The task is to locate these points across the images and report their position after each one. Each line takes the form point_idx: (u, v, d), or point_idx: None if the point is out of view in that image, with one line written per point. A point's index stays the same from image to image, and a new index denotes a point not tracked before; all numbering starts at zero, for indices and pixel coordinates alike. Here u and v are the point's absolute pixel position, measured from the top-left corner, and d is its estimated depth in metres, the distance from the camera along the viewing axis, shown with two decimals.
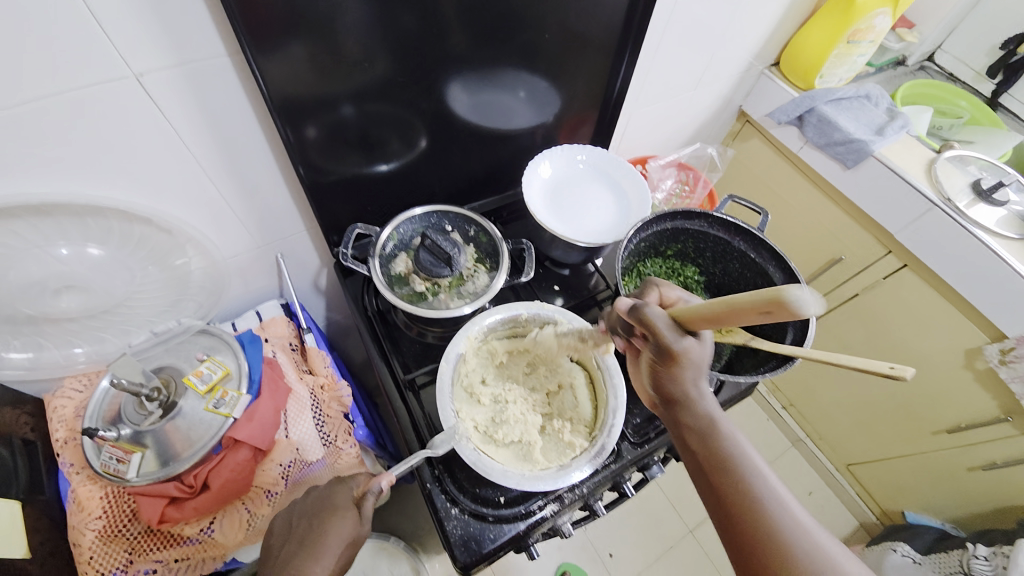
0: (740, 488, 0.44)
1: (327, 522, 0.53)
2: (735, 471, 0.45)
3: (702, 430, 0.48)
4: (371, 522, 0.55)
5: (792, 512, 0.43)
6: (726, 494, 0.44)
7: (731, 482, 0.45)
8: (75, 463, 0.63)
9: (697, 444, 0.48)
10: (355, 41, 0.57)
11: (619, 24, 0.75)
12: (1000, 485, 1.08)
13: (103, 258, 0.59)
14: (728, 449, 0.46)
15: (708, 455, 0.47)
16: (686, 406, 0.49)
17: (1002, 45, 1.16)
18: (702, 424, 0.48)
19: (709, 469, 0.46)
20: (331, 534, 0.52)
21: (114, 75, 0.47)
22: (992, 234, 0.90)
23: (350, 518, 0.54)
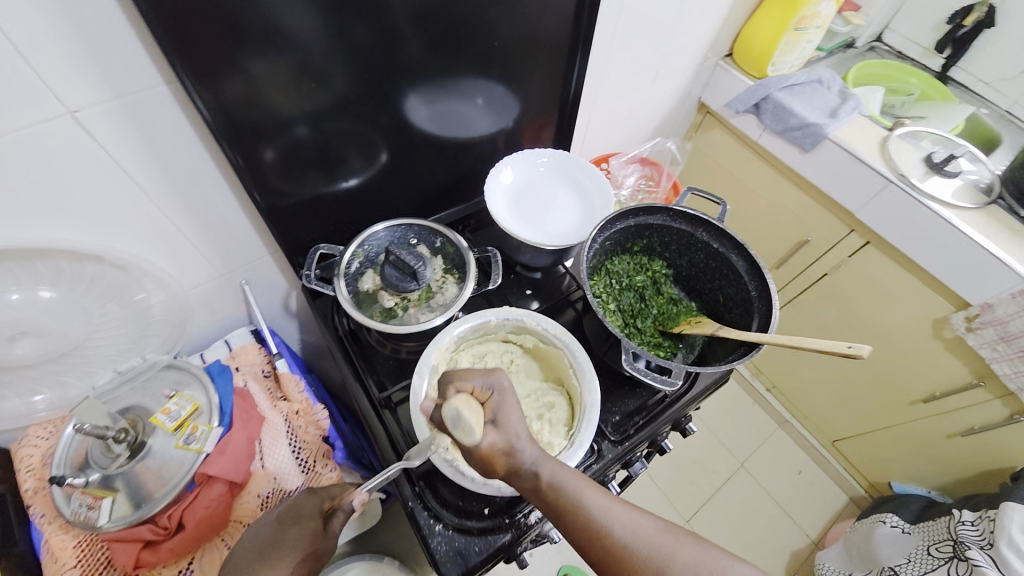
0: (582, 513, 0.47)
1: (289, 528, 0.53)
2: (632, 555, 0.45)
3: (543, 493, 0.48)
4: (336, 539, 0.54)
5: (663, 550, 0.45)
6: (608, 557, 0.45)
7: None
8: (47, 513, 0.61)
9: (565, 513, 0.47)
10: (307, 60, 0.56)
11: (569, 24, 0.75)
12: (978, 449, 1.10)
13: (56, 299, 0.57)
14: (591, 509, 0.47)
15: (563, 513, 0.47)
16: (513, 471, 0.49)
17: (949, 18, 1.18)
18: (531, 486, 0.49)
19: (579, 539, 0.46)
20: (291, 543, 0.51)
21: (46, 114, 0.46)
22: (947, 206, 0.93)
23: (313, 526, 0.53)
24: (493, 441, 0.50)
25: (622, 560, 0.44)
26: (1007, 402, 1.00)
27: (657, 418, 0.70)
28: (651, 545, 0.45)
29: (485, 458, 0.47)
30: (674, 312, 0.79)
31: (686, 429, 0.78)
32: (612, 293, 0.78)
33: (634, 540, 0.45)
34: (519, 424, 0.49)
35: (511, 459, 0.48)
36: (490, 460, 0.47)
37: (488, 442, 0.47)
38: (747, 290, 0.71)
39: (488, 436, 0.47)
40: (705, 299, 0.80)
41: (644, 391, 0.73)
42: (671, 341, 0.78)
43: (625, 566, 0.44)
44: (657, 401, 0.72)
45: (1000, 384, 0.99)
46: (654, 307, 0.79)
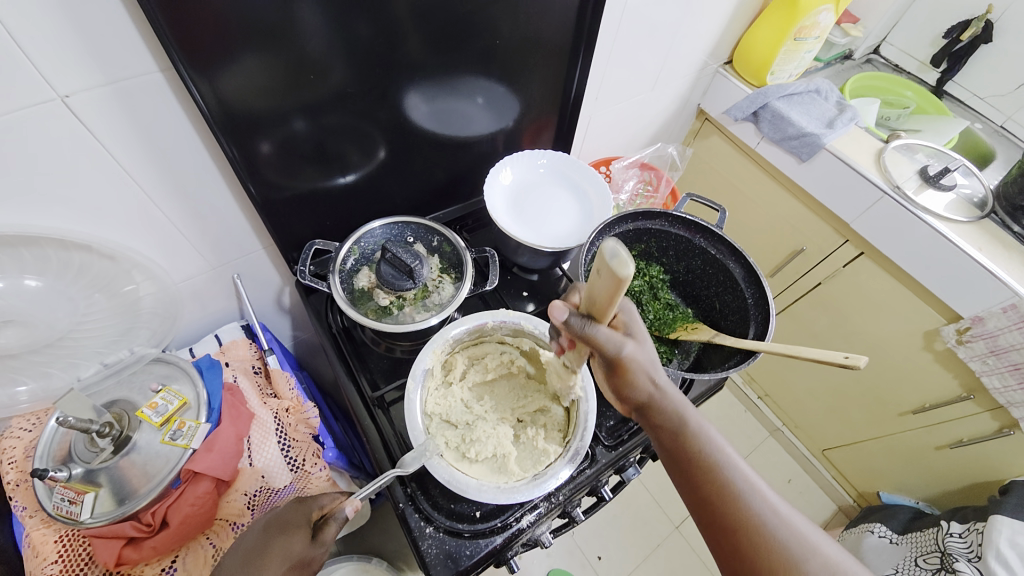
0: (697, 446, 0.49)
1: (274, 543, 0.51)
2: (742, 498, 0.47)
3: (677, 431, 0.50)
4: (327, 548, 0.52)
5: (766, 497, 0.47)
6: (712, 492, 0.48)
7: (738, 520, 0.46)
8: (28, 506, 0.60)
9: (682, 444, 0.50)
10: (306, 52, 0.55)
11: (571, 26, 0.75)
12: (965, 460, 1.11)
13: (42, 289, 0.55)
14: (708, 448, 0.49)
15: (681, 442, 0.50)
16: (652, 402, 0.51)
17: (945, 33, 1.20)
18: (671, 425, 0.51)
19: (693, 471, 0.49)
20: (277, 554, 0.50)
21: (35, 98, 0.45)
22: (941, 219, 0.94)
23: (303, 541, 0.52)
24: (630, 362, 0.49)
25: (728, 498, 0.47)
26: (995, 415, 1.01)
27: None
28: (756, 489, 0.47)
29: (623, 367, 0.49)
30: (671, 318, 0.77)
31: None
32: None
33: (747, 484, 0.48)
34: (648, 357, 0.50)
35: (648, 378, 0.50)
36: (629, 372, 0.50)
37: (628, 351, 0.49)
38: (744, 297, 0.71)
39: (631, 344, 0.49)
40: (701, 306, 0.80)
41: None
42: (667, 347, 0.77)
43: (725, 501, 0.47)
44: None
45: (988, 397, 1.00)
46: (649, 312, 0.78)
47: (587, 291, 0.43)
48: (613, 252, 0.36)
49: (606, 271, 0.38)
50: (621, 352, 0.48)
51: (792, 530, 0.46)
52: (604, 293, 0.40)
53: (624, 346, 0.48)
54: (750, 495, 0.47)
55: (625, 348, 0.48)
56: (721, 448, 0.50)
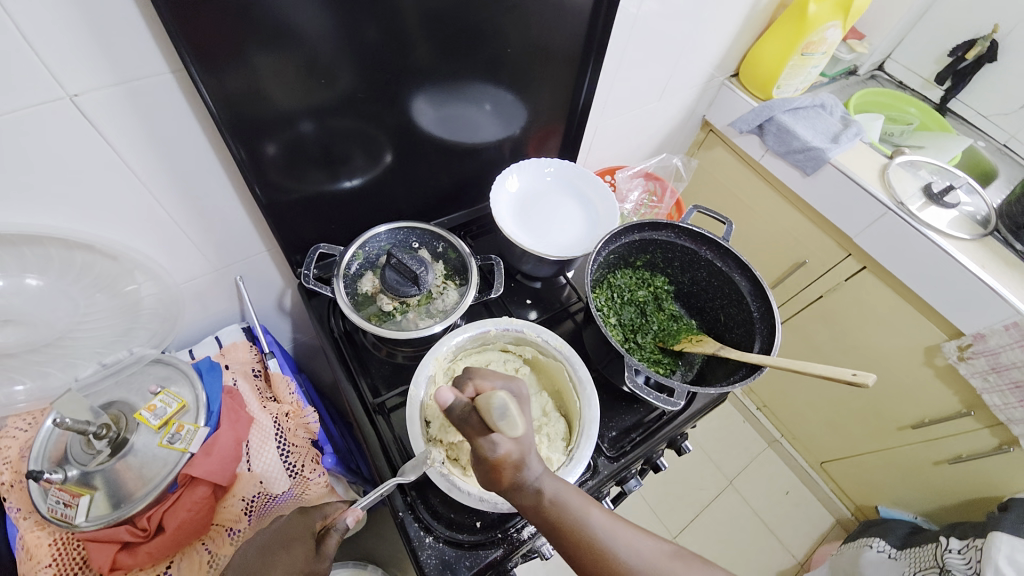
0: (570, 524, 0.45)
1: (280, 552, 0.50)
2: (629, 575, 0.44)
3: (564, 519, 0.45)
4: (330, 561, 0.51)
5: (661, 568, 0.45)
6: (598, 571, 0.44)
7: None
8: (22, 508, 0.59)
9: (560, 528, 0.45)
10: (315, 55, 0.55)
11: (581, 36, 0.75)
12: (965, 477, 1.11)
13: (44, 287, 0.55)
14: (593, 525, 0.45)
15: (564, 534, 0.45)
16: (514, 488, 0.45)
17: (951, 52, 1.21)
18: (555, 516, 0.45)
19: (573, 553, 0.45)
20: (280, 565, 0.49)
21: (45, 97, 0.44)
22: (944, 236, 0.94)
23: (309, 549, 0.51)
24: (507, 461, 0.42)
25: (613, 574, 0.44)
26: (994, 432, 1.01)
27: (654, 435, 0.70)
28: (644, 560, 0.45)
29: (499, 466, 0.42)
30: (676, 329, 0.78)
31: (681, 447, 0.77)
32: (613, 307, 0.77)
33: (631, 555, 0.45)
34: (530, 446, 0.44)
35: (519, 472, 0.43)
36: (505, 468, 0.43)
37: (503, 451, 0.42)
38: (749, 310, 0.71)
39: (506, 442, 0.42)
40: (705, 318, 0.80)
41: (642, 407, 0.72)
42: (670, 358, 0.77)
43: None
44: (654, 417, 0.71)
45: (988, 414, 1.01)
46: (655, 322, 0.79)
47: (480, 410, 0.42)
48: (502, 412, 0.41)
49: (496, 422, 0.41)
50: (496, 453, 0.42)
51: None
52: (485, 447, 0.41)
53: (499, 446, 0.42)
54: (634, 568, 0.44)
55: (501, 448, 0.42)
56: (598, 522, 0.46)
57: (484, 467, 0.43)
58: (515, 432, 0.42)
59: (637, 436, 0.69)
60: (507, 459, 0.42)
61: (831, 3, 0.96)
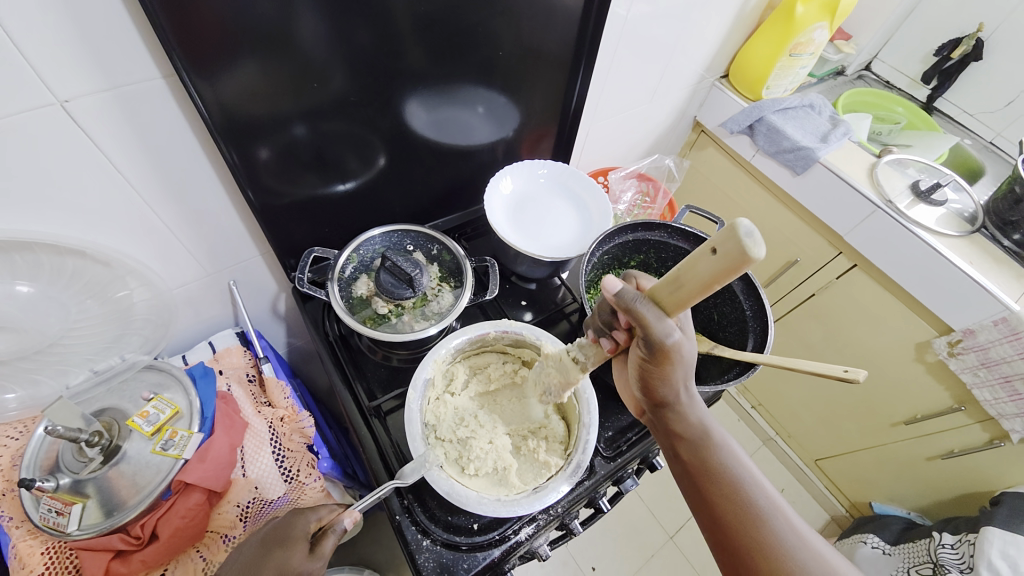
0: (716, 458, 0.49)
1: (273, 555, 0.50)
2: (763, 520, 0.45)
3: (697, 441, 0.51)
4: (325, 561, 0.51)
5: (787, 517, 0.46)
6: (730, 512, 0.46)
7: (754, 538, 0.45)
8: (14, 516, 0.58)
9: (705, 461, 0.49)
10: (307, 59, 0.55)
11: (572, 39, 0.76)
12: (958, 471, 1.12)
13: (34, 294, 0.54)
14: (735, 472, 0.48)
15: (705, 463, 0.49)
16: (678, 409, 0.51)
17: (935, 52, 1.23)
18: (695, 434, 0.51)
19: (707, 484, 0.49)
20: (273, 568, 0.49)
21: (35, 102, 0.44)
22: (933, 232, 0.95)
23: (299, 553, 0.50)
24: (676, 349, 0.45)
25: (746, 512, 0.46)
26: (986, 427, 1.02)
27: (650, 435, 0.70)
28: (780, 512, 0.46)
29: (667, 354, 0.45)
30: None
31: None
32: None
33: (772, 507, 0.46)
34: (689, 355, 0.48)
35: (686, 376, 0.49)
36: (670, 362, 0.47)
37: (676, 339, 0.45)
38: (742, 308, 0.72)
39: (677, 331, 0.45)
40: (699, 317, 0.80)
41: None
42: None
43: (744, 526, 0.45)
44: None
45: (979, 409, 1.01)
46: None
47: (675, 273, 0.39)
48: (749, 231, 0.32)
49: (727, 249, 0.34)
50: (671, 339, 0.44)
51: (812, 551, 0.44)
52: (705, 276, 0.36)
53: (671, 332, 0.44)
54: (772, 518, 0.46)
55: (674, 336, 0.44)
56: (747, 471, 0.49)
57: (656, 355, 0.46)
58: (757, 258, 0.32)
59: (633, 436, 0.69)
60: (676, 351, 0.45)
61: (817, 6, 0.97)
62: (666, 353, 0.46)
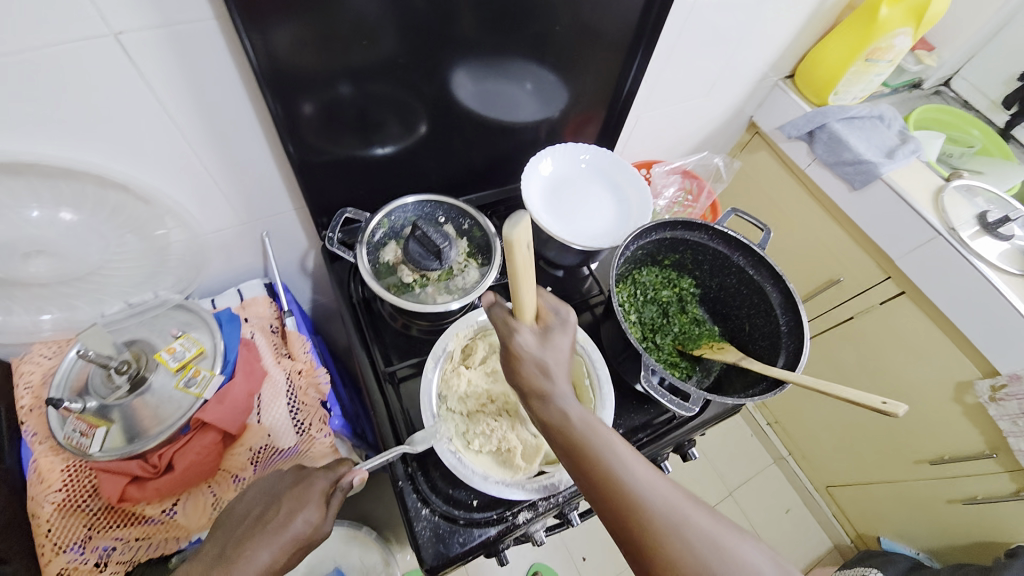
0: (577, 440, 0.42)
1: (289, 512, 0.49)
2: (645, 506, 0.40)
3: (566, 426, 0.43)
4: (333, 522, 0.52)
5: (682, 514, 0.40)
6: (620, 504, 0.40)
7: (641, 528, 0.39)
8: (39, 433, 0.61)
9: (585, 454, 0.42)
10: (356, 16, 0.54)
11: (633, 21, 0.72)
12: (979, 520, 1.07)
13: (76, 224, 0.56)
14: (613, 452, 0.42)
15: (579, 453, 0.42)
16: (560, 419, 0.43)
17: (1019, 77, 1.13)
18: (556, 420, 0.44)
19: (584, 471, 0.42)
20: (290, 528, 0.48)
21: (92, 32, 0.45)
22: (993, 267, 0.89)
23: (316, 513, 0.50)
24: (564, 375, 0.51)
25: (625, 500, 0.40)
26: (1015, 477, 0.97)
27: (661, 439, 0.69)
28: (671, 505, 0.40)
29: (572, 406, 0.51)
30: (697, 334, 0.76)
31: (688, 454, 0.75)
32: (635, 304, 0.77)
33: (640, 490, 0.40)
34: (553, 356, 0.45)
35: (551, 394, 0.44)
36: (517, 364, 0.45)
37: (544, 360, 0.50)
38: (777, 323, 0.69)
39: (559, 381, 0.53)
40: (729, 325, 0.78)
41: (653, 408, 0.71)
42: (688, 363, 0.75)
43: (630, 516, 0.40)
44: (664, 420, 0.70)
45: (1012, 459, 0.96)
46: (676, 324, 0.77)
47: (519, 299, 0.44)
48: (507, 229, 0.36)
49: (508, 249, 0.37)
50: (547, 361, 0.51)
51: (689, 537, 0.39)
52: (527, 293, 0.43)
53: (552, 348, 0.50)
54: (653, 505, 0.40)
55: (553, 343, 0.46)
56: (613, 448, 0.42)
57: (508, 357, 0.47)
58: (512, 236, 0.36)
59: (644, 437, 0.69)
60: (524, 348, 0.45)
61: (904, 10, 0.90)
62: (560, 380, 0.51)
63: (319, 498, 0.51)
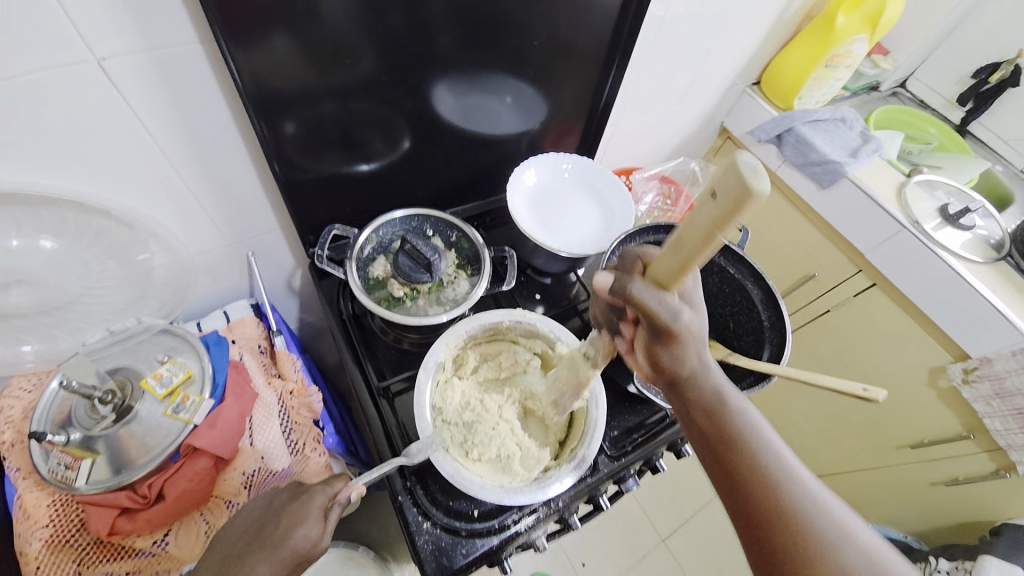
0: (733, 428, 0.42)
1: (282, 532, 0.48)
2: (791, 503, 0.39)
3: (712, 409, 0.43)
4: (332, 536, 0.51)
5: (839, 526, 0.38)
6: (774, 516, 0.39)
7: (790, 537, 0.38)
8: (22, 468, 0.59)
9: (731, 451, 0.42)
10: (337, 36, 0.55)
11: (606, 36, 0.75)
12: (962, 500, 1.10)
13: (57, 251, 0.55)
14: (761, 453, 0.41)
15: (721, 444, 0.42)
16: (693, 382, 0.44)
17: (974, 74, 1.20)
18: (708, 399, 0.44)
19: (730, 463, 0.42)
20: (286, 546, 0.48)
21: (74, 59, 0.44)
22: (957, 256, 0.94)
23: (313, 529, 0.49)
24: (685, 334, 0.41)
25: (770, 496, 0.39)
26: (992, 457, 1.01)
27: (655, 438, 0.69)
28: (830, 518, 0.38)
29: (657, 351, 0.44)
30: None
31: (682, 451, 0.76)
32: None
33: (800, 497, 0.39)
34: (700, 335, 0.42)
35: (680, 364, 0.43)
36: (665, 347, 0.42)
37: (684, 321, 0.40)
38: (759, 318, 0.71)
39: (681, 315, 0.41)
40: (714, 323, 0.80)
41: (644, 408, 0.72)
42: None
43: (775, 523, 0.39)
44: (657, 419, 0.71)
45: (988, 438, 1.00)
46: None
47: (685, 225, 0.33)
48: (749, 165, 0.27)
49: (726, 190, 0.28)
50: (675, 322, 0.40)
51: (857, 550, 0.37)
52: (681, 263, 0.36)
53: (680, 315, 0.40)
54: (807, 512, 0.39)
55: (682, 317, 0.40)
56: (771, 450, 0.41)
57: (651, 343, 0.44)
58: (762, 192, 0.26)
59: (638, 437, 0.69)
60: (683, 330, 0.41)
61: (859, 17, 0.95)
62: (674, 335, 0.41)
63: (316, 513, 0.50)
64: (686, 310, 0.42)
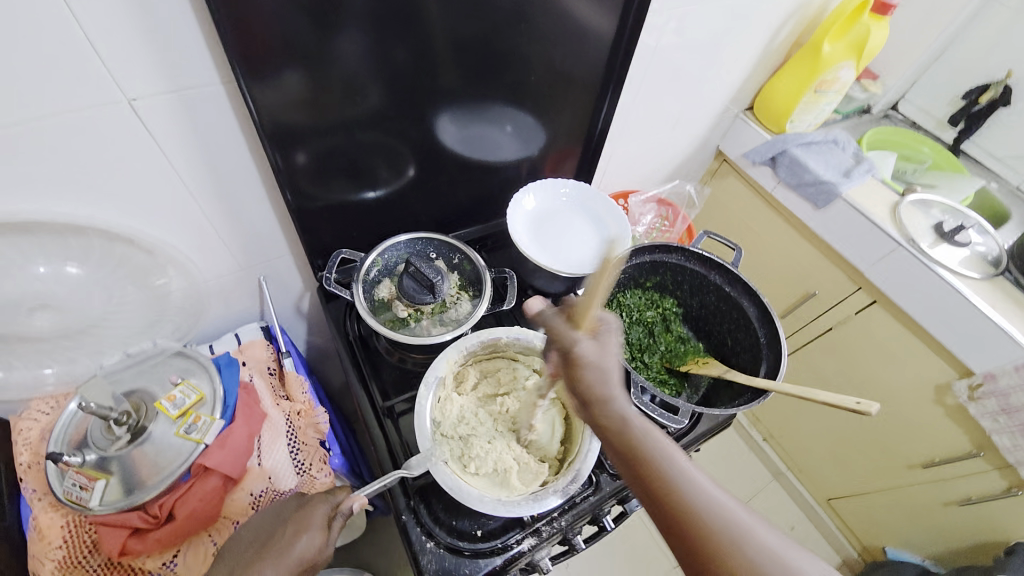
0: (645, 451, 0.42)
1: (287, 539, 0.50)
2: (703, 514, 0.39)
3: (619, 429, 0.44)
4: (336, 545, 0.51)
5: (761, 536, 0.38)
6: (690, 529, 0.39)
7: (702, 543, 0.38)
8: (38, 490, 0.61)
9: (642, 465, 0.42)
10: (346, 74, 0.59)
11: (601, 66, 0.79)
12: (976, 522, 1.08)
13: (83, 277, 0.58)
14: (670, 466, 0.41)
15: (637, 461, 0.42)
16: (602, 405, 0.45)
17: (964, 95, 1.23)
18: (617, 424, 0.44)
19: (649, 485, 0.41)
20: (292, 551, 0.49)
21: (107, 100, 0.48)
22: (954, 272, 0.95)
23: (317, 536, 0.50)
24: (583, 360, 0.46)
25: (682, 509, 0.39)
26: (1003, 474, 0.99)
27: None
28: (748, 528, 0.38)
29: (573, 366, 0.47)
30: (682, 351, 0.80)
31: None
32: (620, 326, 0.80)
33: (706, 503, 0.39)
34: (610, 361, 0.47)
35: (598, 388, 0.45)
36: (579, 372, 0.46)
37: (581, 350, 0.47)
38: (756, 335, 0.72)
39: (584, 343, 0.47)
40: (713, 340, 0.81)
41: None
42: (676, 380, 0.79)
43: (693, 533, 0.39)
44: None
45: (998, 456, 0.99)
46: (662, 343, 0.80)
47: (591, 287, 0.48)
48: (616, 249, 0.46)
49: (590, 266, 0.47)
50: (575, 349, 0.47)
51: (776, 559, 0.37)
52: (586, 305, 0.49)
53: (580, 340, 0.47)
54: (724, 521, 0.39)
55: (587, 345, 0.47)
56: (686, 469, 0.42)
57: (566, 367, 0.47)
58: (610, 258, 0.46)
59: None
60: (581, 357, 0.46)
61: (846, 45, 0.99)
62: (574, 361, 0.47)
63: (321, 520, 0.52)
64: (597, 342, 0.47)
